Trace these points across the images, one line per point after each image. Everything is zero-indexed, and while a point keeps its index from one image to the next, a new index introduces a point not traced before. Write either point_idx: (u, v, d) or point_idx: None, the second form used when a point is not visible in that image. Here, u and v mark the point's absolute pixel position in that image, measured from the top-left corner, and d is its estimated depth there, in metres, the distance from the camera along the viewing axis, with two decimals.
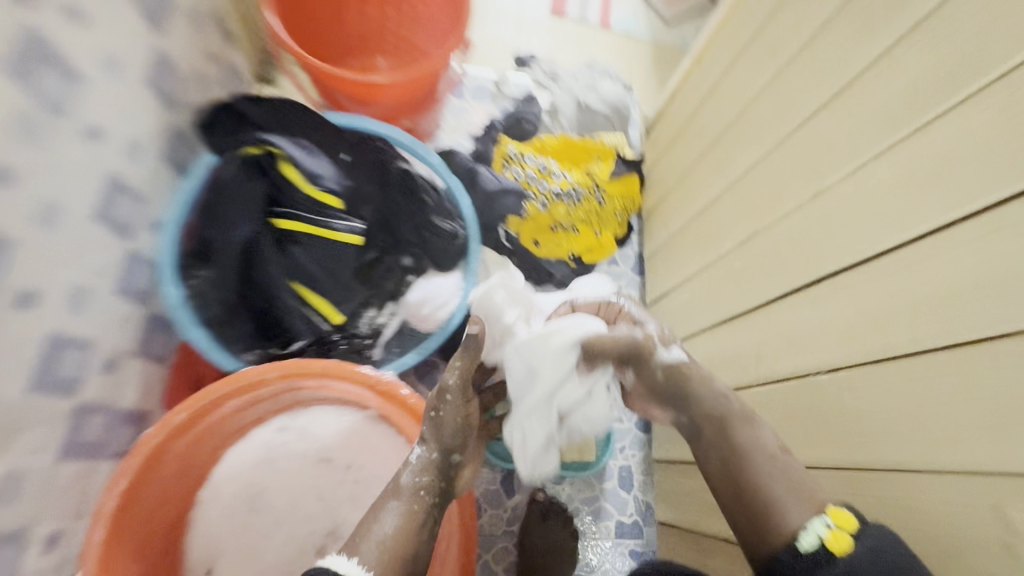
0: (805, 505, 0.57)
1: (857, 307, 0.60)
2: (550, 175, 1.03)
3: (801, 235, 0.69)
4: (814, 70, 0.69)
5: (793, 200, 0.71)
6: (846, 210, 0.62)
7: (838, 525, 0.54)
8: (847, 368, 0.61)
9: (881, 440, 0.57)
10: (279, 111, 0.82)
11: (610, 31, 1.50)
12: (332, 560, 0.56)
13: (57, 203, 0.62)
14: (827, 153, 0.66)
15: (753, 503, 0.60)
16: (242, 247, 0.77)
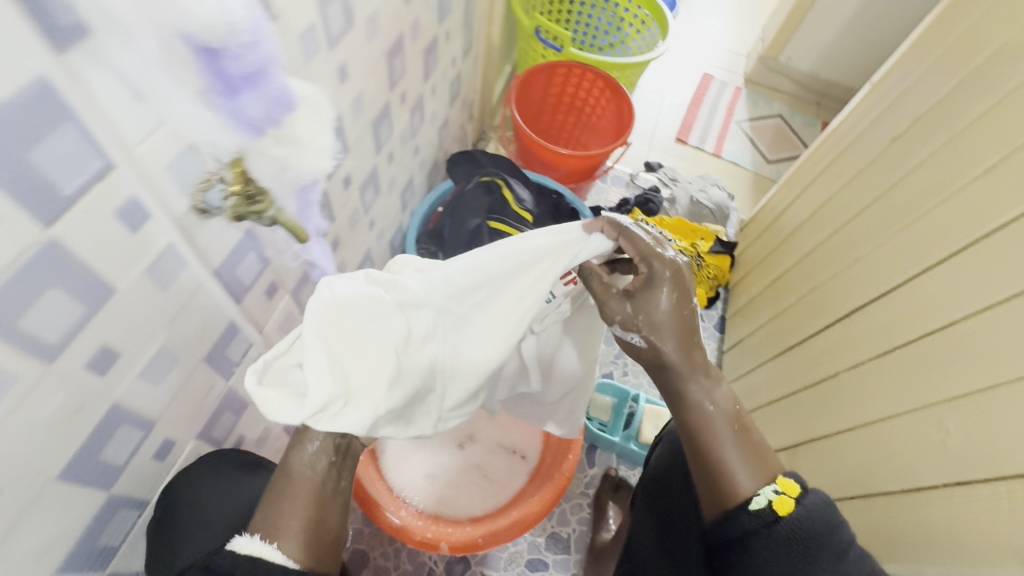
0: (760, 469, 0.64)
1: (882, 322, 0.90)
2: (665, 240, 1.42)
3: (849, 285, 1.01)
4: (864, 184, 1.06)
5: (849, 259, 1.03)
6: (883, 263, 0.94)
7: (784, 491, 0.61)
8: (874, 361, 0.89)
9: (892, 404, 0.83)
10: (501, 164, 1.36)
11: (720, 157, 1.96)
12: (239, 543, 0.54)
13: (396, 177, 1.10)
14: (871, 233, 1.00)
15: (707, 469, 0.66)
16: (469, 231, 1.21)
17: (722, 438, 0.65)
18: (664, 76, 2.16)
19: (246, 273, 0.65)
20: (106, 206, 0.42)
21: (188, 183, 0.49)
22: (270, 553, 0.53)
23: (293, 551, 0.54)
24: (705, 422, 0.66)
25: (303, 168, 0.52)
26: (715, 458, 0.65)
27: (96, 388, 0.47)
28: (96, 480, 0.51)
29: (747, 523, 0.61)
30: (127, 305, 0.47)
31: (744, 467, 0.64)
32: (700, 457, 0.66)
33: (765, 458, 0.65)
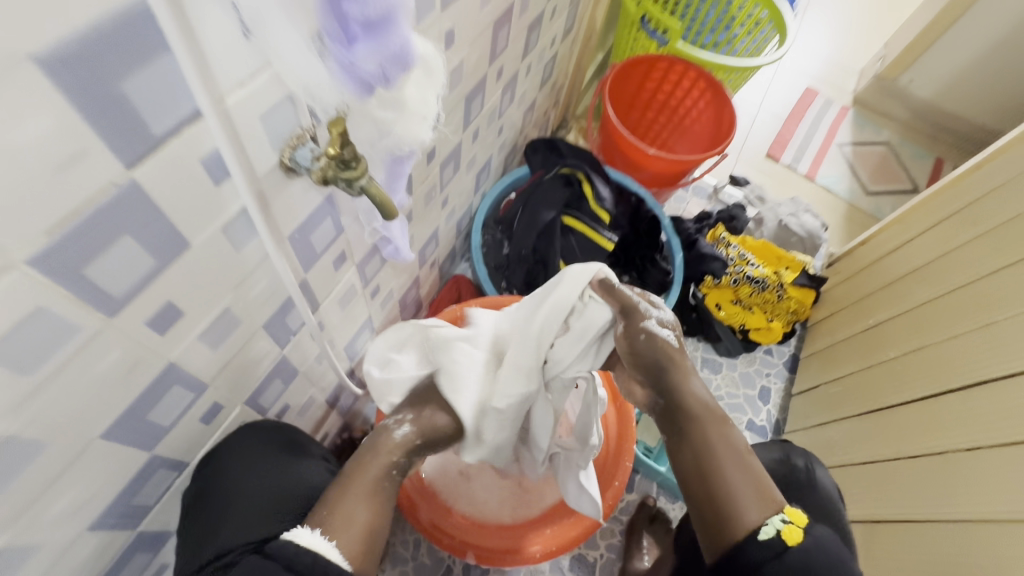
0: (760, 496, 0.63)
1: (993, 408, 0.79)
2: (746, 263, 1.30)
3: (953, 355, 0.90)
4: (990, 244, 0.93)
5: (958, 328, 0.91)
6: (996, 340, 0.83)
7: (793, 522, 0.61)
8: (973, 451, 0.79)
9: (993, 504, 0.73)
10: (583, 156, 1.27)
11: (813, 181, 1.79)
12: (296, 532, 0.56)
13: (475, 157, 1.04)
14: (987, 302, 0.88)
15: (709, 497, 0.64)
16: (540, 224, 1.14)
17: (723, 462, 0.64)
18: (764, 85, 1.99)
19: (319, 240, 0.60)
20: (193, 154, 0.37)
21: (277, 140, 0.44)
22: (323, 546, 0.55)
23: (348, 549, 0.57)
24: (704, 445, 0.65)
25: (402, 138, 0.47)
26: (715, 483, 0.64)
27: (156, 347, 0.43)
28: (141, 440, 0.48)
29: (754, 553, 0.59)
30: (199, 262, 0.43)
31: (745, 496, 0.63)
32: (702, 482, 0.65)
33: (761, 485, 0.64)
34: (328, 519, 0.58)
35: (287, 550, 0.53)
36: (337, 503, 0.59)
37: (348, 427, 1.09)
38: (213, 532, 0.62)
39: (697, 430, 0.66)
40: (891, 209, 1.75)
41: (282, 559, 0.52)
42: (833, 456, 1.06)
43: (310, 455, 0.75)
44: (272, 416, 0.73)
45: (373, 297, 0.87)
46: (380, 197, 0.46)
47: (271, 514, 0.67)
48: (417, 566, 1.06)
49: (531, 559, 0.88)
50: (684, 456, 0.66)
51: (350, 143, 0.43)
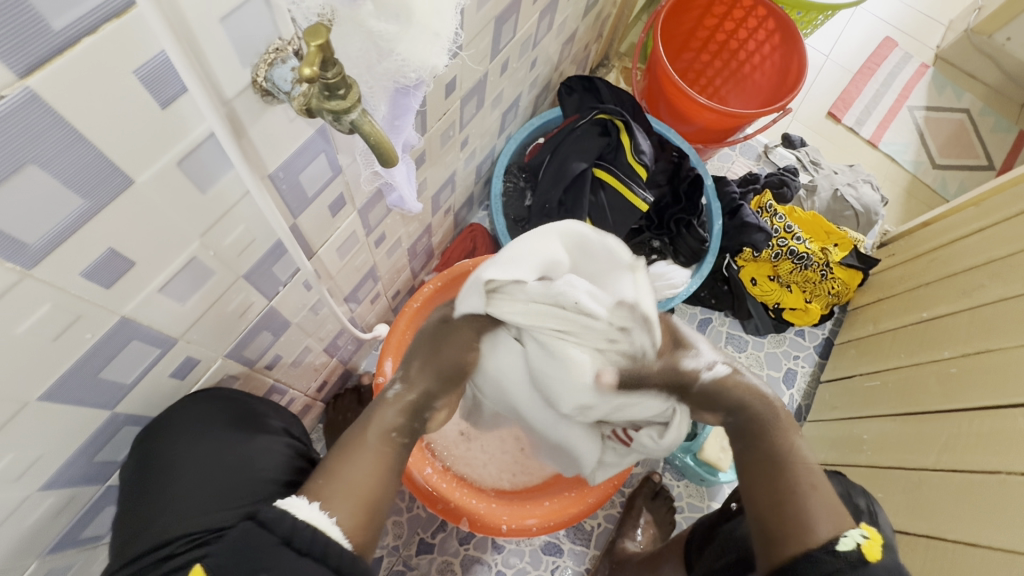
0: (839, 518, 0.60)
1: None
2: (792, 237, 1.18)
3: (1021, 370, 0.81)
4: None
5: None
6: None
7: (871, 537, 0.59)
8: None
9: None
10: (622, 99, 1.13)
11: (875, 148, 1.61)
12: (294, 504, 0.51)
13: (502, 93, 0.92)
14: None
15: (782, 521, 0.61)
16: (567, 176, 1.03)
17: (798, 482, 0.63)
18: (836, 32, 1.75)
19: (312, 180, 0.51)
20: (122, 65, 0.28)
21: (249, 54, 0.35)
22: (324, 523, 0.51)
23: (347, 524, 0.52)
24: (779, 467, 0.64)
25: (409, 60, 0.36)
26: (786, 497, 0.62)
27: (99, 299, 0.37)
28: (95, 397, 0.43)
29: (828, 565, 0.56)
30: (146, 205, 0.36)
31: (824, 516, 0.60)
32: (775, 502, 0.62)
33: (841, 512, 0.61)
34: (327, 492, 0.54)
35: (286, 523, 0.49)
36: (339, 471, 0.57)
37: (349, 374, 1.05)
38: (153, 517, 0.54)
39: (769, 447, 0.66)
40: (958, 187, 1.57)
41: (280, 533, 0.48)
42: (860, 455, 1.00)
43: (267, 430, 0.64)
44: (261, 366, 0.68)
45: (378, 245, 0.79)
46: (376, 136, 0.36)
47: (216, 495, 0.57)
48: (411, 518, 1.03)
49: (528, 533, 0.84)
50: (758, 479, 0.65)
51: (335, 62, 0.32)
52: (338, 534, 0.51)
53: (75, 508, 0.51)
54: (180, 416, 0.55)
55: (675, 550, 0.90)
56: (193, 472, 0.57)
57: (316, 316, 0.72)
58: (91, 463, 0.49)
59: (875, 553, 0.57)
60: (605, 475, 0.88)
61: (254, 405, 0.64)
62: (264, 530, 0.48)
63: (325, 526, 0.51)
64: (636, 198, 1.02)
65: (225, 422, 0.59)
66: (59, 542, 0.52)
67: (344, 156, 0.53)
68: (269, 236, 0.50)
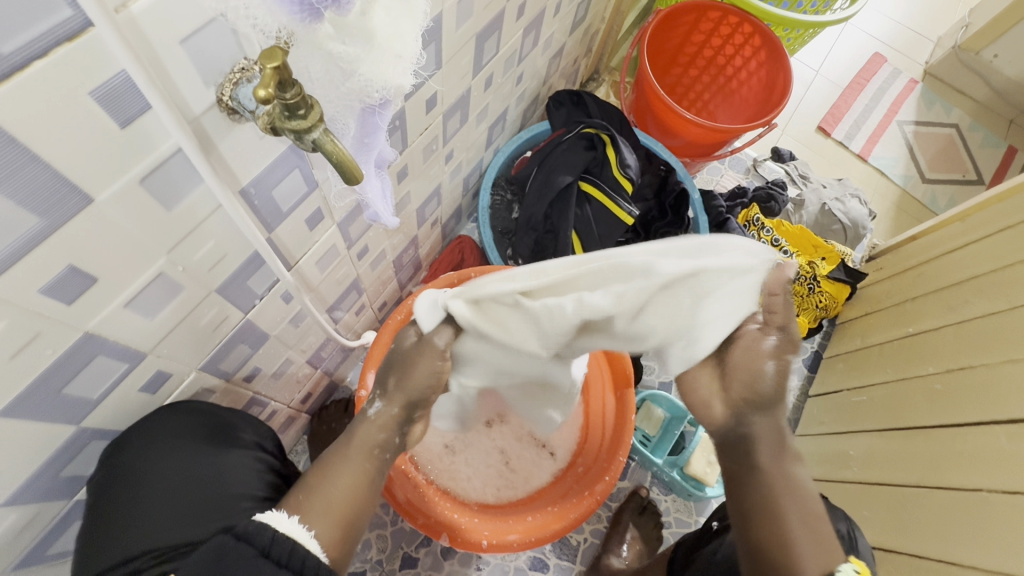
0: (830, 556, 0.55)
1: None
2: (779, 250, 1.18)
3: (1004, 387, 0.80)
4: None
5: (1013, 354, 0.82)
6: None
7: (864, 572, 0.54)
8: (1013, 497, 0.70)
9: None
10: (609, 113, 1.14)
11: (865, 162, 1.62)
12: (274, 517, 0.51)
13: (488, 107, 0.92)
14: None
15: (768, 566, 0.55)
16: (553, 189, 1.04)
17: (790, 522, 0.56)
18: (826, 48, 1.77)
19: (286, 196, 0.51)
20: (78, 86, 0.29)
21: (212, 74, 0.35)
22: (303, 536, 0.51)
23: (327, 540, 0.53)
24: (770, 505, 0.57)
25: (372, 80, 0.37)
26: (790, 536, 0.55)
27: (60, 316, 0.37)
28: (59, 413, 0.43)
29: None
30: (108, 223, 0.36)
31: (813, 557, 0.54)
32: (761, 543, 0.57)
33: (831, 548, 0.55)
34: (307, 507, 0.54)
35: (266, 535, 0.49)
36: (317, 489, 0.55)
37: (335, 386, 1.05)
38: (119, 533, 0.55)
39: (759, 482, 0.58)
40: (947, 201, 1.57)
41: (258, 545, 0.48)
42: (847, 470, 1.00)
43: (238, 444, 0.64)
44: (239, 379, 0.68)
45: (360, 258, 0.79)
46: (339, 154, 0.36)
47: (179, 515, 0.58)
48: (396, 532, 1.02)
49: (508, 549, 0.83)
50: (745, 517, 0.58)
51: (294, 82, 0.32)
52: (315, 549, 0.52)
53: (40, 525, 0.50)
54: (151, 437, 0.55)
55: (659, 568, 0.89)
56: (162, 490, 0.57)
57: (296, 328, 0.72)
58: (57, 479, 0.49)
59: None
60: (588, 491, 0.87)
61: (227, 418, 0.64)
62: (240, 543, 0.48)
63: (304, 540, 0.51)
64: (622, 211, 1.03)
65: (198, 439, 0.59)
66: (25, 558, 0.52)
67: (319, 172, 0.53)
68: (243, 251, 0.50)
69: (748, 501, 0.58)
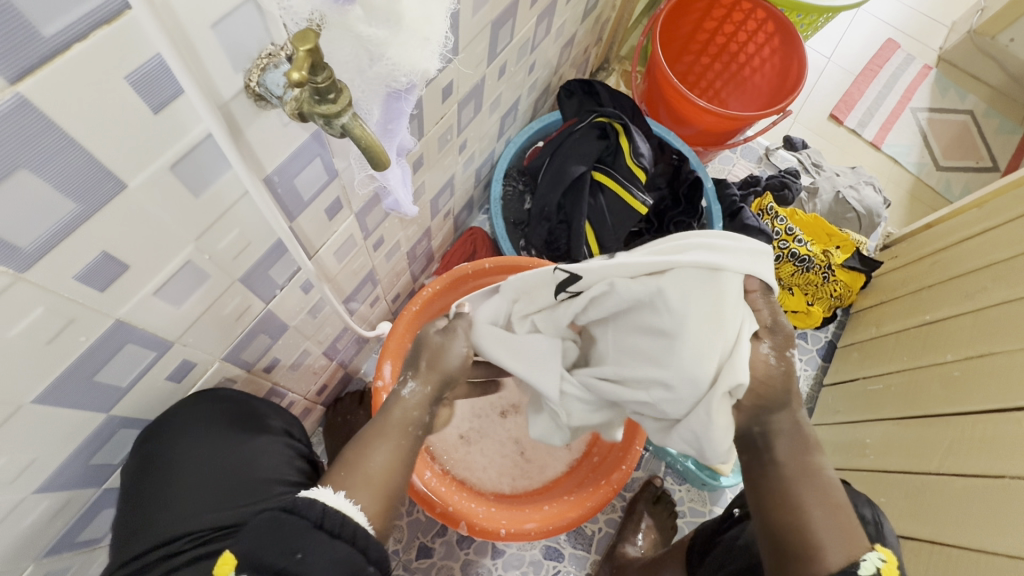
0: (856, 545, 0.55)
1: None
2: (793, 239, 1.17)
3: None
4: None
5: None
6: None
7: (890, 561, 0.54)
8: None
9: None
10: (621, 102, 1.13)
11: (878, 150, 1.60)
12: (320, 492, 0.51)
13: (501, 97, 0.92)
14: None
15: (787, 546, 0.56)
16: (566, 179, 1.03)
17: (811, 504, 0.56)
18: (837, 35, 1.75)
19: (308, 185, 0.51)
20: (115, 69, 0.29)
21: (241, 59, 0.35)
22: (351, 509, 0.51)
23: (373, 512, 0.53)
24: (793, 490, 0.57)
25: (399, 64, 0.37)
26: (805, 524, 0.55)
27: (93, 302, 0.37)
28: (90, 401, 0.43)
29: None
30: (140, 209, 0.36)
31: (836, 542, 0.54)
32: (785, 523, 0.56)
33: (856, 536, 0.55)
34: (348, 480, 0.53)
35: (317, 507, 0.49)
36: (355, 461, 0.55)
37: (350, 378, 1.05)
38: (155, 516, 0.56)
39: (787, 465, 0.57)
40: (962, 189, 1.55)
41: (310, 517, 0.49)
42: (863, 459, 1.00)
43: (268, 431, 0.66)
44: (259, 370, 0.68)
45: (376, 249, 0.79)
46: (367, 140, 0.36)
47: (215, 497, 0.58)
48: (412, 522, 1.03)
49: (526, 538, 0.83)
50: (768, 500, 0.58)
51: (326, 66, 0.32)
52: (363, 520, 0.51)
53: (71, 512, 0.51)
54: (184, 418, 0.56)
55: (676, 557, 0.89)
56: (195, 473, 0.58)
57: (314, 319, 0.72)
58: (87, 466, 0.49)
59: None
60: (604, 480, 0.88)
61: (256, 406, 0.65)
62: (296, 515, 0.48)
63: (353, 514, 0.51)
64: (636, 201, 1.02)
65: (228, 423, 0.60)
66: (55, 545, 0.53)
67: (340, 160, 0.53)
68: (265, 239, 0.50)
69: (772, 479, 0.58)
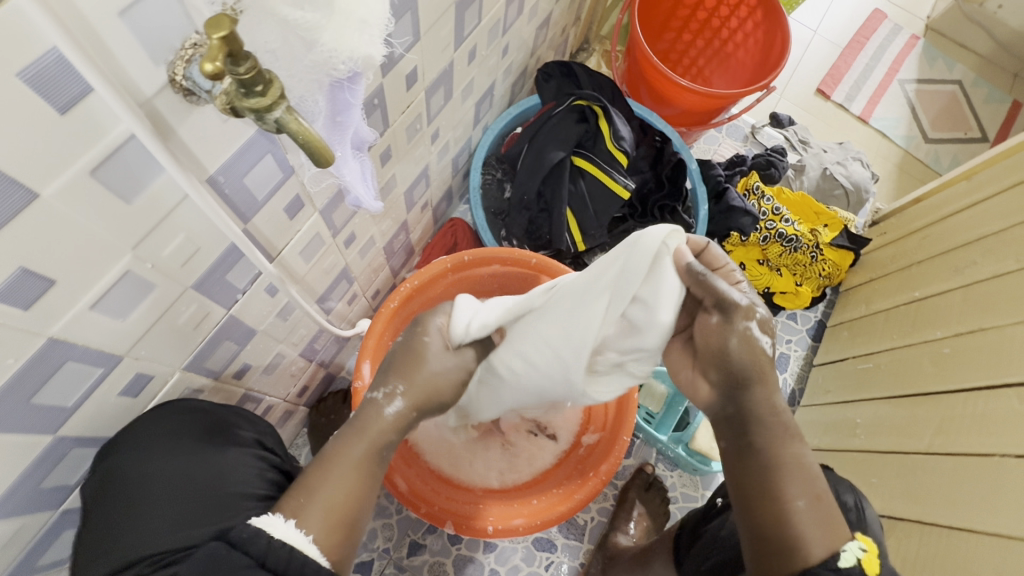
0: (835, 533, 0.55)
1: None
2: (780, 219, 1.15)
3: (1014, 350, 0.79)
4: None
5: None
6: None
7: (869, 551, 0.55)
8: None
9: None
10: (601, 83, 1.10)
11: (866, 124, 1.57)
12: (269, 522, 0.51)
13: (474, 82, 0.88)
14: None
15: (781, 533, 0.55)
16: (546, 165, 1.00)
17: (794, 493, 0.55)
18: (823, 5, 1.70)
19: (261, 183, 0.48)
20: (2, 67, 0.26)
21: (161, 50, 0.32)
22: (299, 541, 0.50)
23: (324, 544, 0.52)
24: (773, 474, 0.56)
25: (338, 51, 0.34)
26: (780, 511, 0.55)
27: (19, 322, 0.35)
28: (33, 423, 0.41)
29: None
30: (60, 219, 0.33)
31: (818, 532, 0.54)
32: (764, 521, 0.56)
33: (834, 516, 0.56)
34: (302, 509, 0.52)
35: (261, 542, 0.49)
36: (316, 489, 0.53)
37: (332, 377, 1.03)
38: (116, 537, 0.53)
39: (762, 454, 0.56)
40: (951, 161, 1.53)
41: (254, 554, 0.49)
42: (853, 439, 0.99)
43: (238, 441, 0.63)
44: (228, 377, 0.66)
45: (348, 246, 0.76)
46: (305, 134, 0.33)
47: (178, 516, 0.56)
48: (402, 519, 1.02)
49: (515, 533, 0.82)
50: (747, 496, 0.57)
51: (248, 55, 0.29)
52: (315, 554, 0.51)
53: (28, 536, 0.49)
54: (145, 433, 0.54)
55: (668, 544, 0.89)
56: (160, 489, 0.56)
57: (285, 322, 0.69)
58: (39, 489, 0.47)
59: (872, 568, 0.54)
60: (592, 473, 0.86)
61: (225, 416, 0.63)
62: (238, 550, 0.48)
63: (301, 546, 0.50)
64: (618, 186, 1.00)
65: (193, 436, 0.58)
66: (15, 569, 0.51)
67: (294, 157, 0.50)
68: (217, 244, 0.47)
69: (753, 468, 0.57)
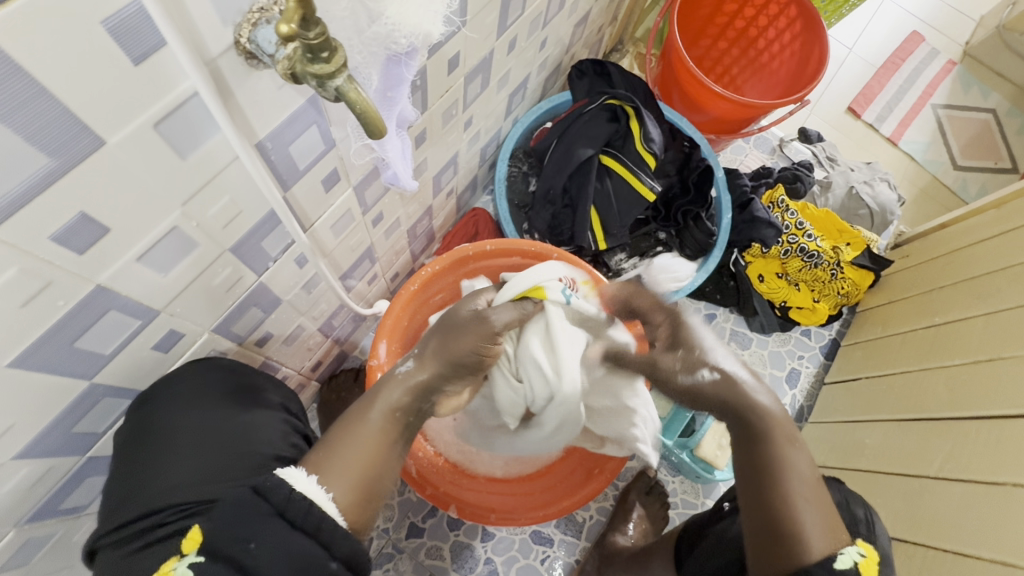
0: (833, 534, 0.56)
1: None
2: (802, 234, 1.15)
3: None
4: None
5: None
6: None
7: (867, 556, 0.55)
8: None
9: None
10: (632, 83, 1.10)
11: (896, 146, 1.56)
12: (292, 475, 0.50)
13: (510, 73, 0.89)
14: None
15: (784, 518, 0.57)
16: (574, 161, 1.00)
17: (798, 484, 0.58)
18: (861, 24, 1.69)
19: (305, 153, 0.49)
20: (88, 14, 0.26)
21: (230, 11, 0.33)
22: (320, 496, 0.50)
23: (342, 500, 0.51)
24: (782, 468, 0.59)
25: (399, 25, 0.37)
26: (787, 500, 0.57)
27: (71, 266, 0.36)
28: (70, 367, 0.42)
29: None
30: (119, 168, 0.34)
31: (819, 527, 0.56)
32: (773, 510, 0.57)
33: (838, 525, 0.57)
34: (325, 465, 0.53)
35: (283, 492, 0.48)
36: (336, 444, 0.55)
37: (344, 356, 1.04)
38: (146, 485, 0.54)
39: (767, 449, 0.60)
40: (978, 189, 1.52)
41: (275, 503, 0.47)
42: (861, 458, 0.99)
43: (266, 404, 0.65)
44: (251, 343, 0.67)
45: (375, 225, 0.77)
46: (363, 104, 0.33)
47: (204, 468, 0.56)
48: (404, 501, 1.03)
49: (515, 522, 0.82)
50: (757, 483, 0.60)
51: (318, 22, 0.30)
52: (333, 510, 0.50)
53: (53, 479, 0.51)
54: (179, 383, 0.55)
55: (669, 547, 0.89)
56: (190, 441, 0.57)
57: (309, 294, 0.70)
58: (69, 434, 0.49)
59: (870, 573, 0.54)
60: (599, 469, 0.86)
61: (254, 379, 0.65)
62: (260, 498, 0.47)
63: (322, 501, 0.50)
64: (644, 186, 1.00)
65: (225, 394, 0.59)
66: (38, 511, 0.52)
67: (339, 129, 0.51)
68: (258, 210, 0.48)
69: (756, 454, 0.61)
